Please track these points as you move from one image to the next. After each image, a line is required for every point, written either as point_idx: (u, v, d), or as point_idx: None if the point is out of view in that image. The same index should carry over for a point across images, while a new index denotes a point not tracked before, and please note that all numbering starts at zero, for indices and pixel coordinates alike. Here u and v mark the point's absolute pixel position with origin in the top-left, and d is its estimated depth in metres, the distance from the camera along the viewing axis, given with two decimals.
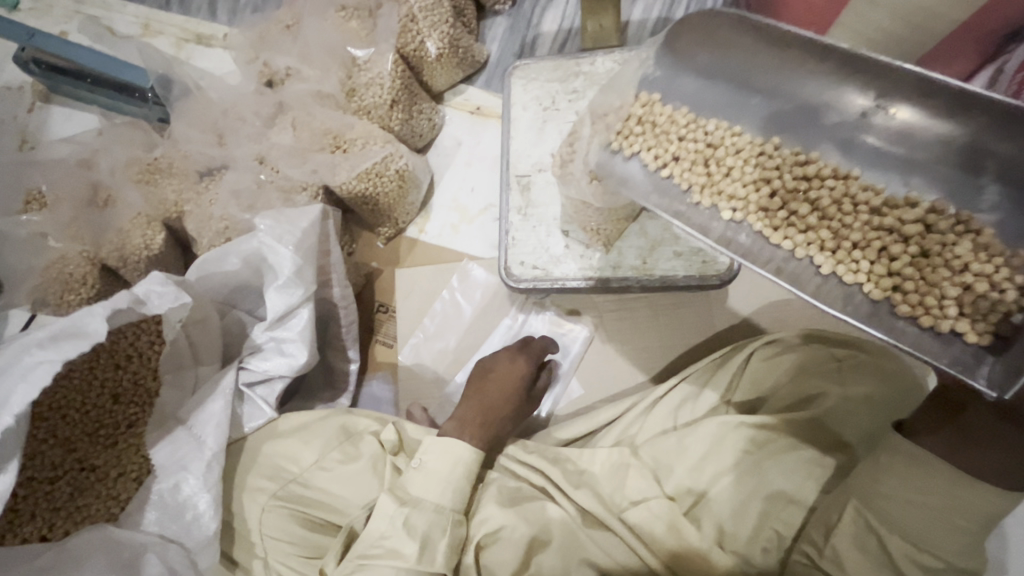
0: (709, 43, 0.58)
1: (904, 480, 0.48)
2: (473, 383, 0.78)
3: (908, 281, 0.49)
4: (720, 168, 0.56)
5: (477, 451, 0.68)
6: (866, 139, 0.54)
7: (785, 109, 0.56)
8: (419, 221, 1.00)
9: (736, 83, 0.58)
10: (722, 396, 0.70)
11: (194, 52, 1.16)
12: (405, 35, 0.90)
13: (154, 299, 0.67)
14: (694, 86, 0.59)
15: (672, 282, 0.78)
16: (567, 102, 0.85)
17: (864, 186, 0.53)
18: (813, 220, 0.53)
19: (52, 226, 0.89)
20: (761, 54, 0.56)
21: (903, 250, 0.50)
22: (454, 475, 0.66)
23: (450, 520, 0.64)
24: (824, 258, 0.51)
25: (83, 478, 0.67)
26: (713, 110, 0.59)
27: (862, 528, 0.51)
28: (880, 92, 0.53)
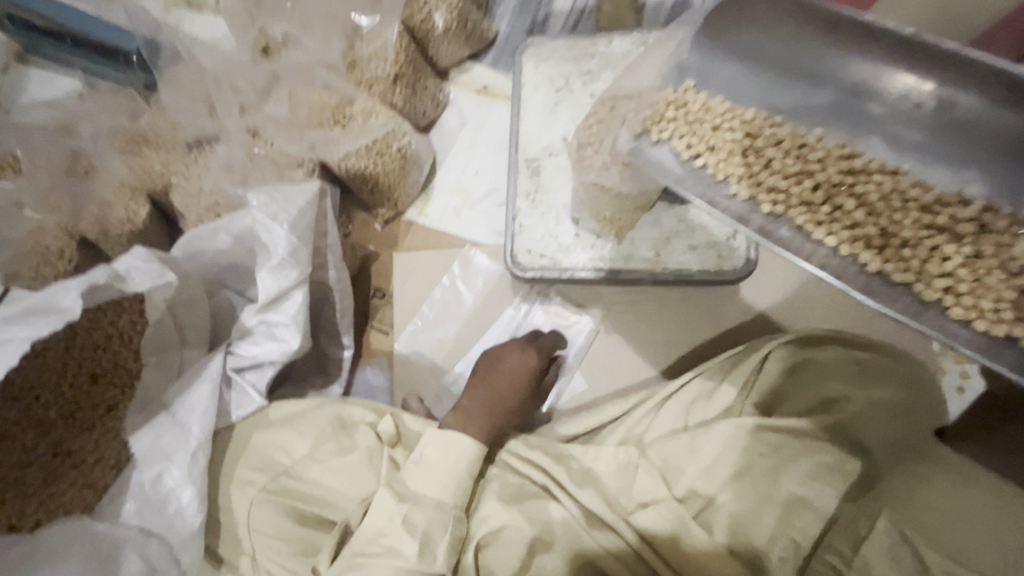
0: (755, 24, 0.54)
1: (941, 485, 0.57)
2: (480, 374, 0.75)
3: (963, 283, 0.46)
4: (759, 157, 0.53)
5: (481, 445, 0.65)
6: (913, 133, 0.52)
7: (831, 99, 0.54)
8: (419, 203, 0.95)
9: (779, 68, 0.54)
10: (738, 398, 0.67)
11: (183, 16, 1.09)
12: (412, 5, 0.83)
13: (136, 276, 0.63)
14: (733, 70, 0.56)
15: (685, 275, 0.75)
16: (581, 83, 0.82)
17: (914, 182, 0.51)
18: (859, 216, 0.50)
19: (29, 196, 0.83)
20: (811, 40, 0.53)
21: (955, 250, 0.47)
22: (456, 469, 0.63)
23: (452, 517, 0.61)
24: (872, 256, 0.48)
25: (56, 465, 0.61)
26: (753, 97, 0.55)
27: (895, 540, 0.54)
28: (934, 80, 0.50)
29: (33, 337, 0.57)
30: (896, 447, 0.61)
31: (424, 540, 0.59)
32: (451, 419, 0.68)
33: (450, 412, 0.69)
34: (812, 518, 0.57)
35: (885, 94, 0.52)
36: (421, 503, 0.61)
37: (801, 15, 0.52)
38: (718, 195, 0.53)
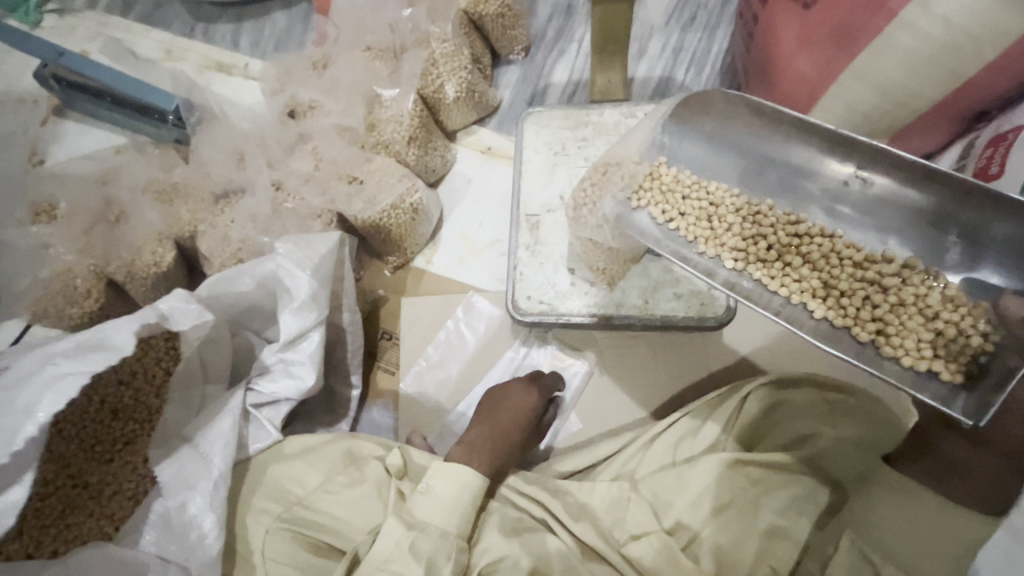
0: (710, 115, 0.63)
1: (891, 506, 0.62)
2: (483, 410, 0.80)
3: (890, 326, 0.55)
4: (721, 220, 0.62)
5: (484, 477, 0.70)
6: (846, 205, 0.60)
7: (776, 174, 0.62)
8: (426, 251, 1.03)
9: (733, 148, 0.63)
10: (721, 434, 0.73)
11: (214, 79, 1.20)
12: (426, 77, 0.95)
13: (177, 315, 0.70)
14: (695, 149, 0.64)
15: (672, 322, 0.82)
16: (577, 148, 0.91)
17: (848, 244, 0.59)
18: (804, 272, 0.58)
19: (64, 240, 0.90)
20: (761, 126, 0.61)
21: (883, 299, 0.56)
22: (460, 499, 0.67)
23: (456, 546, 0.65)
24: (816, 304, 0.57)
25: (75, 496, 0.65)
26: (712, 173, 0.64)
27: (857, 556, 0.59)
28: (859, 164, 0.59)
29: (88, 373, 0.62)
30: (867, 479, 0.66)
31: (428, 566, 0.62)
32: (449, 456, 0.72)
33: (453, 446, 0.74)
34: (790, 548, 0.63)
35: (823, 171, 0.60)
36: (427, 531, 0.65)
37: (748, 109, 0.61)
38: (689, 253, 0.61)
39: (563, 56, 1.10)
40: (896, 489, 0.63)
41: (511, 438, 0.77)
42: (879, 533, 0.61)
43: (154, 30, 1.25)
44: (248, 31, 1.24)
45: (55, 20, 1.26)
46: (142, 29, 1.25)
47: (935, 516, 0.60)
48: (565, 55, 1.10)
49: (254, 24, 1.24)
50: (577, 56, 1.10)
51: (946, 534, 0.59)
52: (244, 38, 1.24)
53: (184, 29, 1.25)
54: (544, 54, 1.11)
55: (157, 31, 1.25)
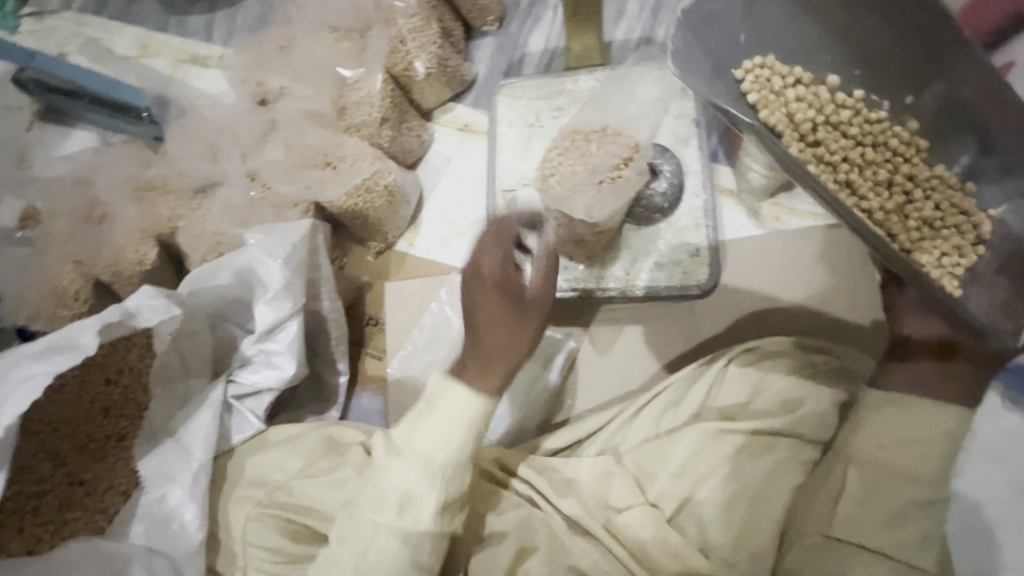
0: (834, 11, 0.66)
1: (893, 420, 0.60)
2: (466, 317, 0.62)
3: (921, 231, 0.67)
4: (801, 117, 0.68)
5: (485, 394, 0.60)
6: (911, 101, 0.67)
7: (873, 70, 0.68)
8: (408, 235, 1.02)
9: (866, 58, 0.68)
10: (704, 403, 0.72)
11: (190, 72, 1.19)
12: (394, 56, 0.91)
13: (145, 312, 0.71)
14: (788, 36, 0.68)
15: (654, 293, 0.81)
16: (551, 119, 0.89)
17: (902, 146, 0.68)
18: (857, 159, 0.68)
19: (49, 244, 0.91)
20: (859, 21, 0.66)
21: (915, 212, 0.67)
22: (455, 425, 0.60)
23: (441, 474, 0.60)
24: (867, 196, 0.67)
25: (71, 493, 0.67)
26: (802, 59, 0.69)
27: (865, 485, 0.59)
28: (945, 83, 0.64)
29: (52, 372, 0.62)
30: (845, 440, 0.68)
31: (404, 502, 0.61)
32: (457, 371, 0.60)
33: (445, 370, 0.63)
34: (774, 512, 0.64)
35: (895, 74, 0.67)
36: (412, 455, 0.61)
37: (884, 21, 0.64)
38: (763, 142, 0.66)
39: (538, 23, 1.06)
40: (891, 400, 0.61)
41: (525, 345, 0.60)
42: (879, 453, 0.60)
43: (129, 26, 1.24)
44: (220, 20, 1.22)
45: (31, 24, 1.25)
46: (118, 26, 1.24)
47: (934, 417, 0.59)
48: (540, 22, 1.06)
49: (226, 13, 1.22)
50: (552, 23, 1.06)
51: (941, 431, 0.59)
52: (217, 28, 1.22)
53: (158, 23, 1.24)
54: (518, 22, 1.07)
55: (131, 27, 1.24)
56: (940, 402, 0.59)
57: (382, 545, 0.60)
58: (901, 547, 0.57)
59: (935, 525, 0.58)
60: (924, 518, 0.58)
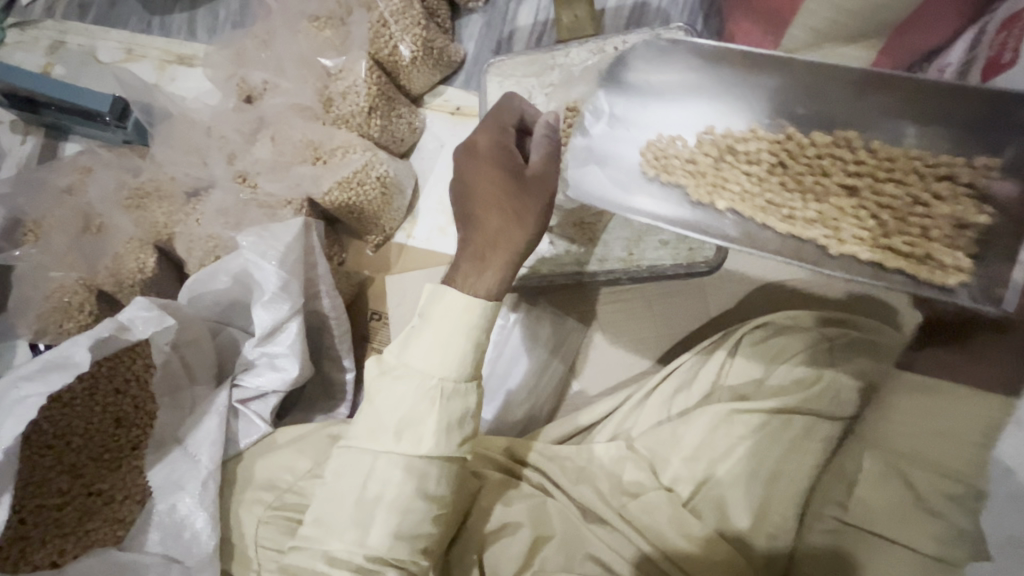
0: (643, 80, 0.67)
1: (914, 406, 0.54)
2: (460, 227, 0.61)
3: (913, 236, 0.55)
4: (701, 168, 0.64)
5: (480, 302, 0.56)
6: (797, 109, 0.62)
7: (755, 101, 0.63)
8: (406, 226, 1.00)
9: (737, 97, 0.64)
10: (715, 383, 0.71)
11: (177, 73, 1.17)
12: (377, 41, 0.89)
13: (139, 324, 0.70)
14: (641, 106, 0.68)
15: (660, 271, 0.80)
16: (543, 95, 0.85)
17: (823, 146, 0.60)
18: (788, 182, 0.61)
19: (48, 258, 0.90)
20: (709, 78, 0.64)
21: (895, 212, 0.56)
22: (453, 336, 0.56)
23: (435, 391, 0.56)
24: (801, 218, 0.59)
25: (90, 503, 0.67)
26: (687, 118, 0.66)
27: (878, 470, 0.55)
28: (804, 105, 0.62)
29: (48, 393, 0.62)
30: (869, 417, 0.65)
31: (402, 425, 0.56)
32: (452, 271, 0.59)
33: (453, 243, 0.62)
34: (793, 488, 0.63)
35: (774, 105, 0.63)
36: (408, 370, 0.57)
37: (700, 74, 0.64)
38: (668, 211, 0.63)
39: None
40: (920, 385, 0.54)
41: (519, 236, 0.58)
42: (900, 441, 0.53)
43: (113, 30, 1.21)
44: (203, 18, 1.19)
45: (15, 34, 1.23)
46: (100, 30, 1.21)
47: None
48: None
49: (207, 9, 1.19)
50: None
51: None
52: (200, 26, 1.19)
53: (140, 25, 1.21)
54: None
55: (115, 30, 1.21)
56: None
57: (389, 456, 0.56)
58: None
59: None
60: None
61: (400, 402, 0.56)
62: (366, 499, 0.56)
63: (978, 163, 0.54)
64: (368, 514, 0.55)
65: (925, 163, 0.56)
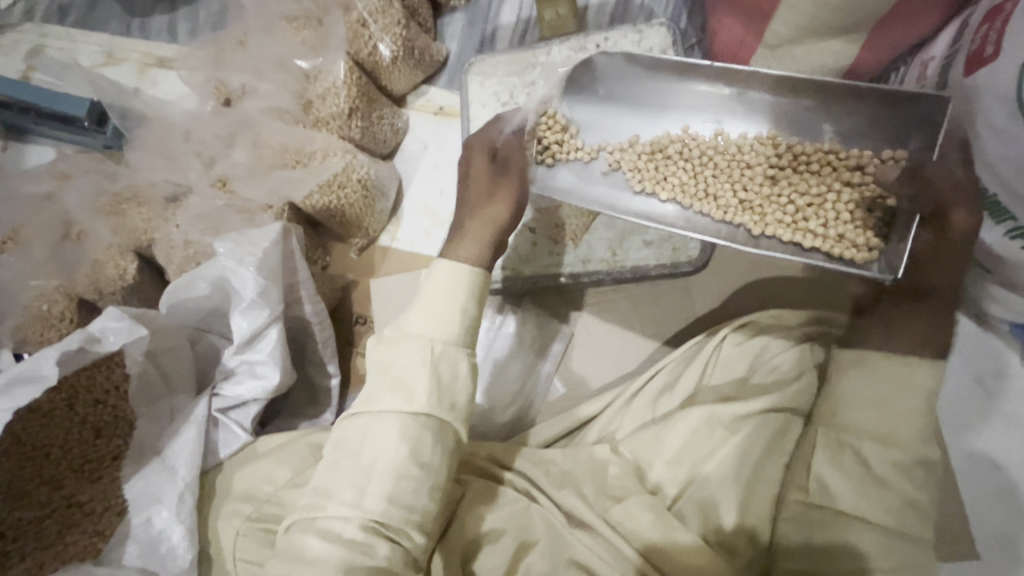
0: (598, 83, 0.73)
1: (859, 381, 0.60)
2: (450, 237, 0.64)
3: (830, 218, 0.67)
4: (651, 161, 0.72)
5: (472, 285, 0.59)
6: (732, 111, 0.71)
7: (698, 103, 0.72)
8: (390, 228, 0.99)
9: (681, 101, 0.72)
10: (699, 386, 0.70)
11: (158, 75, 1.15)
12: (356, 41, 0.87)
13: (110, 335, 0.70)
14: (598, 107, 0.74)
15: (644, 272, 0.78)
16: (525, 95, 0.83)
17: (752, 145, 0.70)
18: (730, 178, 0.70)
19: (26, 266, 0.89)
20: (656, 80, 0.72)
21: (812, 201, 0.68)
22: (445, 303, 0.58)
23: (436, 353, 0.56)
24: (730, 205, 0.69)
25: (70, 515, 0.65)
26: (636, 117, 0.74)
27: (834, 445, 0.59)
28: (736, 106, 0.71)
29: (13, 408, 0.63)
30: None
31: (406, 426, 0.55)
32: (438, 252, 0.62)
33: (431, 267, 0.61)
34: (774, 490, 0.62)
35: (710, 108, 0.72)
36: (410, 343, 0.57)
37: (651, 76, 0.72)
38: (624, 202, 0.72)
39: None
40: (857, 360, 0.61)
41: (501, 212, 0.63)
42: (847, 414, 0.60)
43: (92, 33, 1.20)
44: (183, 19, 1.18)
45: None
46: (80, 33, 1.20)
47: (906, 375, 0.58)
48: None
49: (188, 10, 1.18)
50: None
51: (913, 387, 0.57)
52: (181, 27, 1.18)
53: (120, 27, 1.20)
54: None
55: (95, 33, 1.20)
56: (907, 356, 0.58)
57: (390, 433, 0.55)
58: (882, 514, 0.54)
59: (919, 491, 0.55)
60: (900, 481, 0.55)
61: (407, 369, 0.56)
62: (372, 480, 0.54)
63: (885, 157, 0.65)
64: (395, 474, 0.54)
65: (836, 156, 0.67)
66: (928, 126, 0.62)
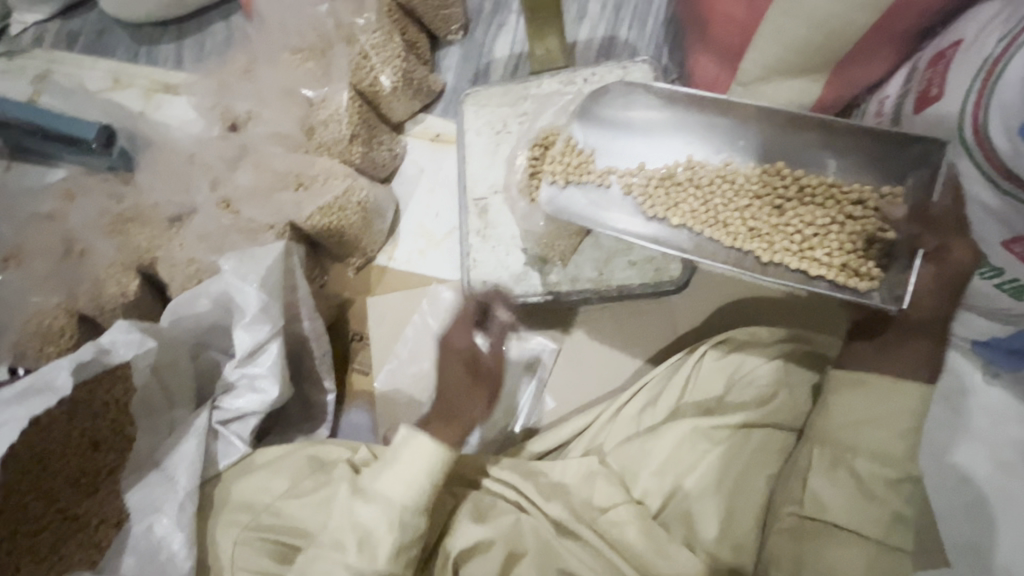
0: (614, 101, 0.71)
1: (855, 400, 0.60)
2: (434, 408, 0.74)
3: (834, 248, 0.63)
4: (654, 187, 0.69)
5: (445, 451, 0.66)
6: (738, 143, 0.69)
7: (704, 133, 0.70)
8: (387, 248, 1.02)
9: (686, 130, 0.70)
10: (680, 400, 0.74)
11: (162, 100, 1.20)
12: (358, 72, 0.92)
13: (120, 347, 0.72)
14: (604, 130, 0.72)
15: (629, 290, 0.82)
16: (518, 124, 0.89)
17: (758, 175, 0.67)
18: (735, 205, 0.67)
19: (30, 283, 0.91)
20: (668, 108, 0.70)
21: (819, 230, 0.64)
22: (416, 476, 0.65)
23: (397, 520, 0.64)
24: (739, 233, 0.66)
25: (64, 529, 0.67)
26: (642, 143, 0.71)
27: (830, 463, 0.59)
28: (738, 138, 0.69)
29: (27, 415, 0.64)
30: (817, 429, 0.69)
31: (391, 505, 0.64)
32: (422, 429, 0.70)
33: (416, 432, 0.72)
34: (752, 502, 0.65)
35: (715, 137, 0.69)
36: (377, 498, 0.65)
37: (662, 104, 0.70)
38: (634, 228, 0.69)
39: (502, 29, 1.07)
40: (855, 380, 0.61)
41: (477, 411, 0.72)
42: (841, 434, 0.59)
43: (100, 60, 1.24)
44: (190, 48, 1.23)
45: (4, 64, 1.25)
46: (88, 60, 1.24)
47: (888, 392, 0.59)
48: (503, 28, 1.07)
49: (195, 40, 1.23)
50: (516, 28, 1.07)
51: (905, 409, 0.58)
52: (187, 55, 1.23)
53: (128, 55, 1.25)
54: (483, 30, 1.07)
55: (103, 59, 1.24)
56: (899, 377, 0.59)
57: (376, 509, 0.64)
58: (867, 525, 0.56)
59: (907, 505, 0.56)
60: (894, 497, 0.56)
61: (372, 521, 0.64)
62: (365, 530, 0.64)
63: (885, 191, 0.63)
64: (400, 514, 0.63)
65: (843, 188, 0.65)
66: (930, 164, 0.60)
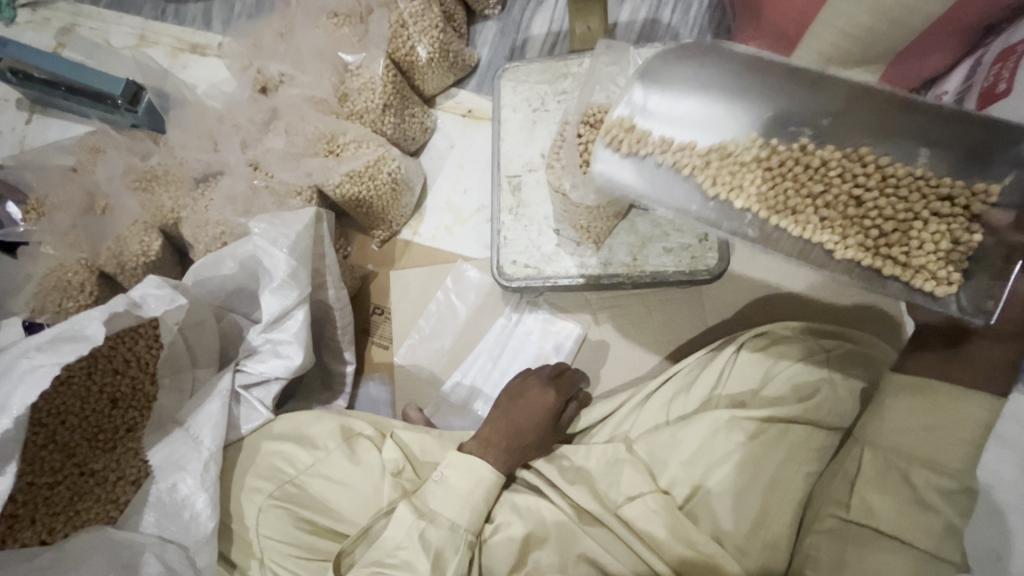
0: (686, 63, 0.64)
1: (907, 406, 0.59)
2: (502, 403, 0.75)
3: (912, 246, 0.58)
4: (715, 166, 0.63)
5: (500, 475, 0.68)
6: (819, 120, 0.62)
7: (782, 111, 0.63)
8: (412, 223, 1.01)
9: (768, 101, 0.63)
10: (713, 391, 0.73)
11: (189, 61, 1.18)
12: (395, 41, 0.91)
13: (150, 302, 0.70)
14: (668, 93, 0.65)
15: (662, 277, 0.81)
16: (556, 102, 0.87)
17: (837, 162, 0.61)
18: (808, 193, 0.61)
19: (49, 235, 0.89)
20: (744, 78, 0.63)
21: (898, 226, 0.59)
22: (477, 496, 0.66)
23: (467, 540, 0.65)
24: (810, 221, 0.60)
25: (82, 483, 0.67)
26: (710, 116, 0.65)
27: (882, 466, 0.58)
28: (818, 119, 0.62)
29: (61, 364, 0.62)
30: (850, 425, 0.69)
31: (456, 515, 0.65)
32: (474, 442, 0.71)
33: (474, 438, 0.72)
34: (786, 497, 0.64)
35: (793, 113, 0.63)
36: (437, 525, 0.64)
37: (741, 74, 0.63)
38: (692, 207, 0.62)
39: (541, 5, 1.04)
40: (911, 386, 0.59)
41: (535, 442, 0.72)
42: (896, 439, 0.58)
43: (127, 15, 1.21)
44: (218, 9, 1.20)
45: (29, 14, 1.22)
46: (114, 15, 1.21)
47: (952, 402, 0.56)
48: (543, 4, 1.04)
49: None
50: (556, 5, 1.04)
51: (964, 417, 0.55)
52: (215, 15, 1.20)
53: (155, 11, 1.21)
54: (520, 6, 1.05)
55: (129, 16, 1.21)
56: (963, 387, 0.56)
57: (442, 504, 0.66)
58: (918, 534, 0.54)
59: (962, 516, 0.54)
60: (946, 506, 0.54)
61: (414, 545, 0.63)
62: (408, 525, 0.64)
63: (976, 189, 0.57)
64: (467, 504, 0.66)
65: (930, 183, 0.59)
66: None
